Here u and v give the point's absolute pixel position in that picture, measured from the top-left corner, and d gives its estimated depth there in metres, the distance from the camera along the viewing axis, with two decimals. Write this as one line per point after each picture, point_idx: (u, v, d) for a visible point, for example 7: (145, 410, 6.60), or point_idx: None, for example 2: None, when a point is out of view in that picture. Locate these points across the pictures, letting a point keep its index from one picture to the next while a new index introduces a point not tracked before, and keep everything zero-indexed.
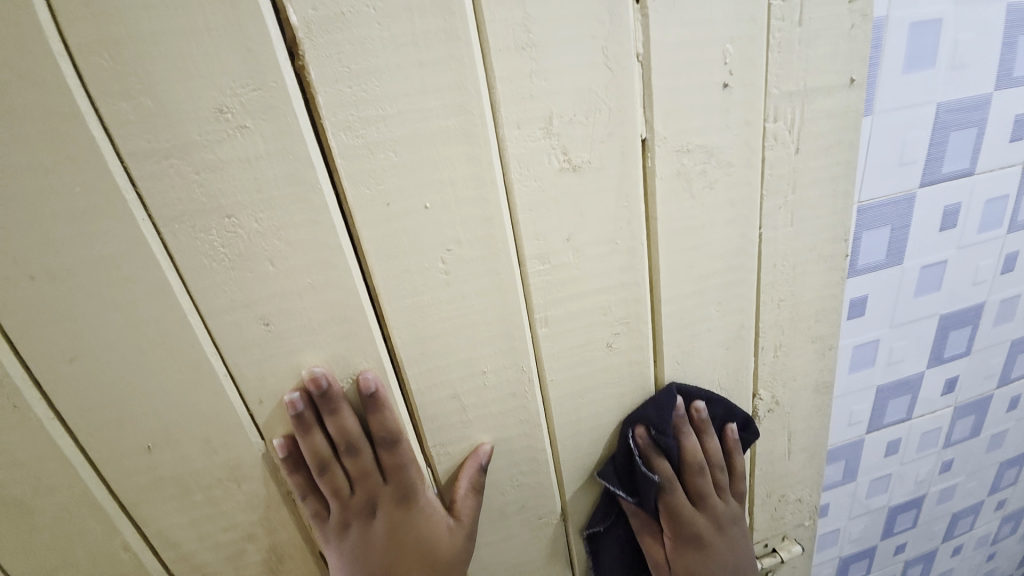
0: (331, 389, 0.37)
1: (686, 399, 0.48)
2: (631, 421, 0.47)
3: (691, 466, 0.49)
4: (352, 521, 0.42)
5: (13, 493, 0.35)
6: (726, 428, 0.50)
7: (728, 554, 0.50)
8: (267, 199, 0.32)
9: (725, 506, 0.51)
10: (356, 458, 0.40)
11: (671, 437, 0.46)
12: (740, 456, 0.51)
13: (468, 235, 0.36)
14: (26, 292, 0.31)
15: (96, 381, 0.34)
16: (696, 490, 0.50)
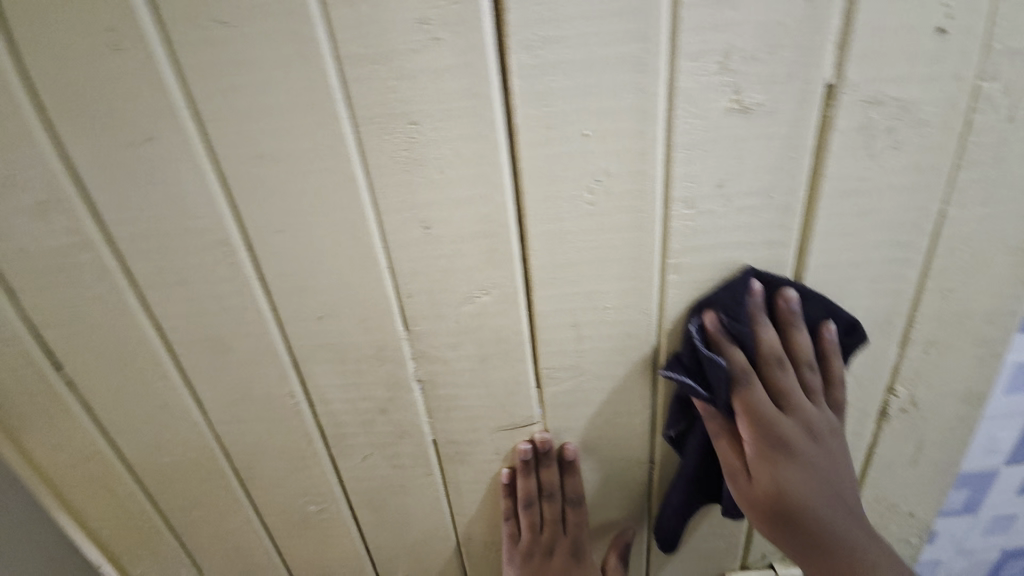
0: (550, 450, 0.50)
1: (772, 289, 0.41)
2: (698, 308, 0.42)
3: (770, 357, 0.42)
4: (532, 550, 0.54)
5: (220, 332, 0.44)
6: (822, 324, 0.42)
7: (826, 467, 0.42)
8: (447, 110, 0.34)
9: (817, 412, 0.42)
10: (552, 505, 0.53)
11: (744, 323, 0.41)
12: (836, 390, 0.43)
13: (620, 168, 0.36)
14: (253, 167, 0.37)
15: (290, 253, 0.40)
16: (780, 387, 0.42)
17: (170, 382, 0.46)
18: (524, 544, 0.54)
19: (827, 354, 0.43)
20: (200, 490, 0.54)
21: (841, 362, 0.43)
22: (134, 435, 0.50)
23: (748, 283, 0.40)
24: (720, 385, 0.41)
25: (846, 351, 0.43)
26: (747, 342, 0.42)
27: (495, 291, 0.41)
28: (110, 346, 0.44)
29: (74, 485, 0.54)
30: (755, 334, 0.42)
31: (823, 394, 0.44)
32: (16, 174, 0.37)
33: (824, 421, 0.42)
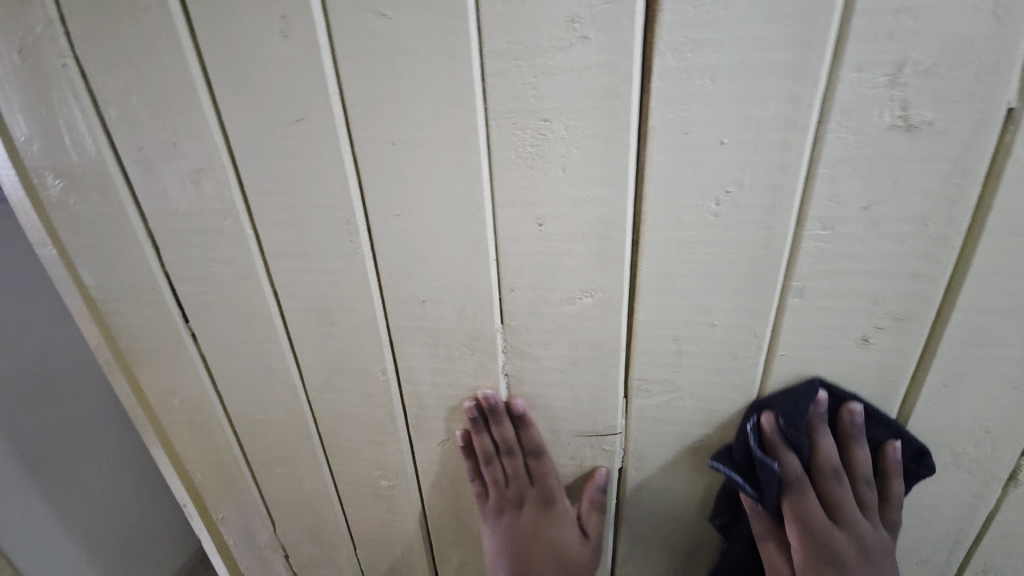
0: (497, 405, 0.48)
1: (836, 399, 0.41)
2: (757, 407, 0.43)
3: (826, 469, 0.43)
4: (495, 496, 0.53)
5: (329, 304, 0.46)
6: (887, 443, 0.42)
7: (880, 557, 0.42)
8: (581, 109, 0.34)
9: (872, 534, 0.43)
10: (514, 459, 0.51)
11: (802, 434, 0.41)
12: (898, 481, 0.43)
13: (754, 180, 0.34)
14: (386, 152, 0.38)
15: (404, 237, 0.41)
16: (835, 500, 0.43)
17: (277, 346, 0.50)
18: (507, 502, 0.53)
19: (887, 464, 0.43)
20: (286, 449, 0.57)
21: (900, 485, 0.43)
22: (239, 390, 0.54)
23: (813, 393, 0.41)
24: (770, 483, 0.42)
25: (907, 474, 0.44)
26: (803, 451, 0.43)
27: (599, 295, 0.41)
28: (233, 306, 0.48)
29: (180, 428, 0.59)
30: (813, 441, 0.43)
31: (879, 512, 0.44)
32: (183, 145, 0.41)
33: (880, 541, 0.43)
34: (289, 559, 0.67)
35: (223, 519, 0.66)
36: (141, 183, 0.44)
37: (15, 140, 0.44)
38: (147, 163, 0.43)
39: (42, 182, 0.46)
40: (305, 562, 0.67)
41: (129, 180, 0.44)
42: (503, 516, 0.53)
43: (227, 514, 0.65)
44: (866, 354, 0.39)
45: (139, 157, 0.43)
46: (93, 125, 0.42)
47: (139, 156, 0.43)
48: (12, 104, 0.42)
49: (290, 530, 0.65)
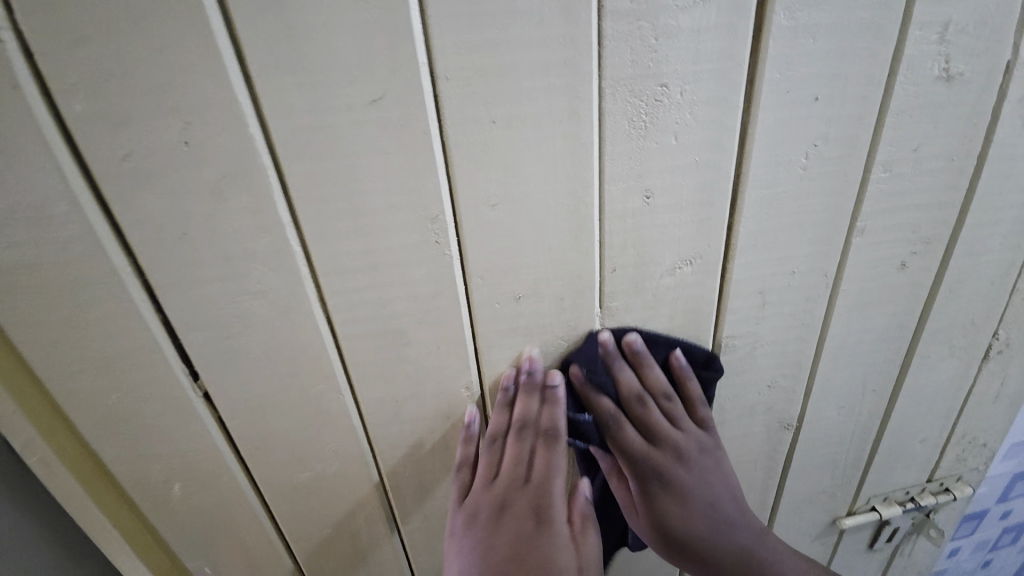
0: (536, 376, 0.44)
1: (618, 332, 0.44)
2: (563, 362, 0.44)
3: (630, 396, 0.46)
4: (474, 502, 0.43)
5: (404, 322, 0.40)
6: (670, 355, 0.45)
7: (711, 472, 0.46)
8: (699, 72, 0.34)
9: (684, 435, 0.46)
10: (520, 443, 0.44)
11: (601, 372, 0.45)
12: (693, 382, 0.46)
13: (836, 133, 0.38)
14: (485, 133, 0.34)
15: (502, 229, 0.37)
16: (653, 384, 0.46)
17: (331, 386, 0.42)
18: (487, 513, 0.43)
19: (684, 384, 0.46)
20: (337, 504, 0.49)
21: (696, 383, 0.46)
22: (274, 451, 0.44)
23: (595, 338, 0.43)
24: (591, 426, 0.46)
25: (701, 380, 0.47)
26: (608, 387, 0.46)
27: (698, 261, 0.41)
28: (270, 347, 0.39)
29: (177, 521, 0.47)
30: (614, 378, 0.46)
31: (688, 413, 0.47)
32: (203, 145, 0.31)
33: (695, 438, 0.46)
34: None
35: None
36: (126, 204, 0.32)
37: None
38: (143, 175, 0.32)
39: None
40: None
41: (104, 201, 0.32)
42: (474, 533, 0.42)
43: None
44: (903, 277, 0.46)
45: (129, 168, 0.31)
46: (38, 128, 0.29)
47: (125, 166, 0.31)
48: None
49: None
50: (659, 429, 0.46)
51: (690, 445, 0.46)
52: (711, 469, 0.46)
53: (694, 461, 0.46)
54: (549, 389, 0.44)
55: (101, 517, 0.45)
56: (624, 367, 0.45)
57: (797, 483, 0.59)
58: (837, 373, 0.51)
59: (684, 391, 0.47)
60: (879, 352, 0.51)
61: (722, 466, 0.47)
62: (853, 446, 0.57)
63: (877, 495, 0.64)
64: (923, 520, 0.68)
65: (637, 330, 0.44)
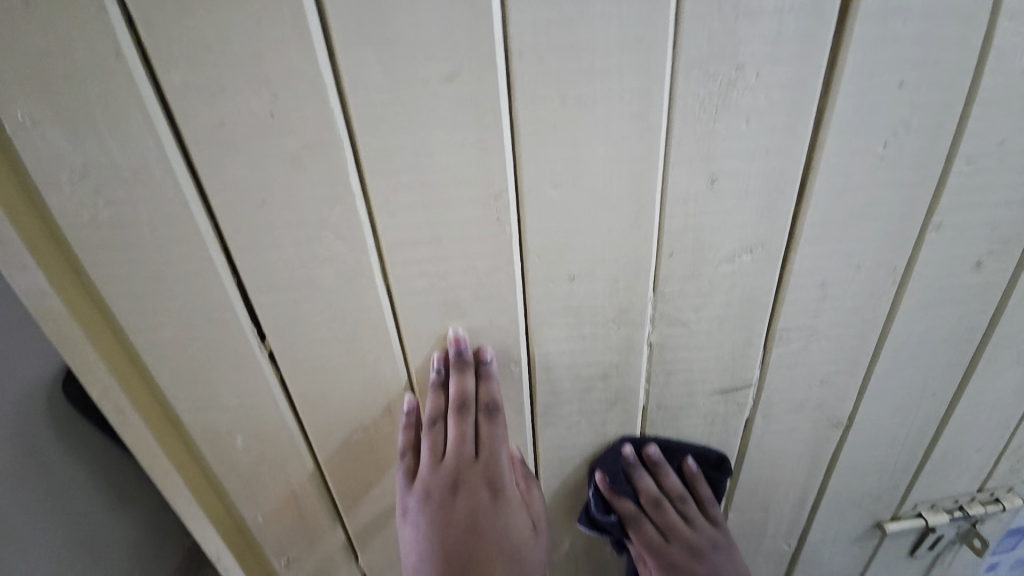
0: (466, 354, 0.43)
1: (637, 444, 0.51)
2: (591, 466, 0.53)
3: (654, 463, 0.52)
4: (429, 483, 0.45)
5: (460, 297, 0.41)
6: (685, 462, 0.53)
7: (727, 568, 0.51)
8: (778, 52, 0.33)
9: (700, 534, 0.52)
10: (462, 425, 0.45)
11: (621, 482, 0.52)
12: (705, 485, 0.53)
13: (919, 121, 0.36)
14: (554, 111, 0.34)
15: (563, 209, 0.38)
16: (670, 488, 0.53)
17: (388, 353, 0.44)
18: (441, 493, 0.45)
19: (697, 487, 0.53)
20: (384, 466, 0.51)
21: (706, 486, 0.53)
22: (329, 412, 0.47)
23: (619, 450, 0.51)
24: (614, 527, 0.53)
25: (711, 479, 0.53)
26: (630, 493, 0.53)
27: (758, 250, 0.40)
28: (334, 313, 0.41)
29: (235, 471, 0.50)
30: (634, 484, 0.52)
31: (704, 512, 0.53)
32: (285, 116, 0.33)
33: (708, 536, 0.52)
34: None
35: (286, 562, 0.58)
36: (213, 171, 0.34)
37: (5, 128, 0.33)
38: (230, 143, 0.34)
39: (48, 181, 0.34)
40: None
41: (193, 167, 0.34)
42: (429, 510, 0.45)
43: (293, 557, 0.58)
44: (976, 277, 0.44)
45: (217, 136, 0.33)
46: (139, 96, 0.32)
47: (213, 135, 0.33)
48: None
49: (377, 555, 0.59)
50: (677, 531, 0.52)
51: (704, 543, 0.52)
52: (727, 563, 0.52)
53: (711, 560, 0.51)
54: (484, 366, 0.44)
55: (165, 464, 0.49)
56: (646, 474, 0.52)
57: (840, 483, 0.57)
58: (894, 373, 0.49)
59: (698, 491, 0.53)
60: (940, 355, 0.49)
61: (735, 564, 0.52)
62: (904, 450, 0.56)
63: (924, 502, 0.62)
64: (969, 529, 0.66)
65: (655, 441, 0.52)
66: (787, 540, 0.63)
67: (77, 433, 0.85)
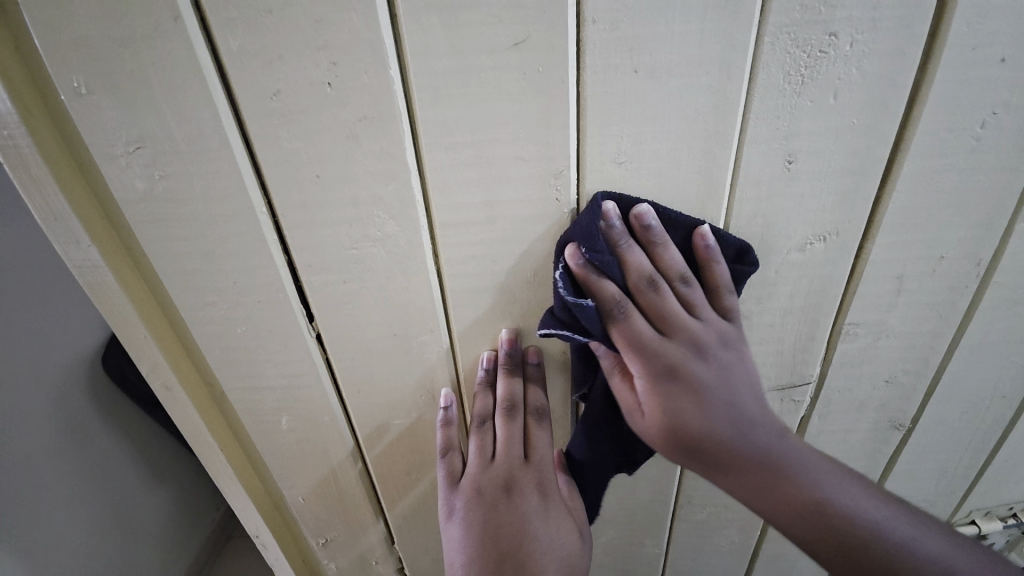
0: (516, 354, 0.43)
1: (624, 204, 0.36)
2: (561, 243, 0.37)
3: (640, 282, 0.37)
4: (478, 482, 0.44)
5: (512, 280, 0.40)
6: (696, 230, 0.36)
7: (736, 374, 0.38)
8: (877, 19, 0.30)
9: (704, 324, 0.38)
10: (510, 425, 0.44)
11: (606, 253, 0.36)
12: (721, 265, 0.37)
13: (1022, 99, 0.33)
14: (625, 83, 0.32)
15: (627, 188, 0.36)
16: (667, 268, 0.37)
17: (434, 337, 0.43)
18: (491, 491, 0.43)
19: (708, 270, 0.37)
20: (425, 450, 0.51)
21: (724, 269, 0.37)
22: (373, 395, 0.46)
23: (598, 208, 0.35)
24: (595, 328, 0.36)
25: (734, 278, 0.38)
26: (615, 270, 0.36)
27: (832, 238, 0.38)
28: (381, 293, 0.40)
29: (278, 452, 0.50)
30: (610, 329, 0.37)
31: (709, 309, 0.38)
32: (342, 87, 0.32)
33: (716, 328, 0.38)
34: (405, 569, 0.62)
35: (324, 543, 0.59)
36: (268, 144, 0.34)
37: (63, 98, 0.32)
38: (287, 115, 0.32)
39: (105, 154, 0.34)
40: (428, 570, 0.62)
41: (249, 140, 0.34)
42: (478, 509, 0.43)
43: (331, 539, 0.58)
44: None
45: (275, 107, 0.32)
46: (198, 66, 0.31)
47: (270, 105, 0.32)
48: (58, 41, 0.30)
49: (413, 541, 0.59)
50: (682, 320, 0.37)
51: (706, 336, 0.38)
52: (737, 388, 0.38)
53: (717, 358, 0.38)
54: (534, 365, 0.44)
55: (209, 444, 0.49)
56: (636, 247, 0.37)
57: (895, 486, 0.55)
58: (966, 374, 0.46)
59: (706, 279, 0.38)
60: (1017, 354, 0.45)
61: (743, 384, 0.38)
62: (966, 455, 0.52)
63: (980, 509, 0.59)
64: (1022, 538, 0.63)
65: (643, 208, 0.36)
66: None
67: (115, 407, 0.87)
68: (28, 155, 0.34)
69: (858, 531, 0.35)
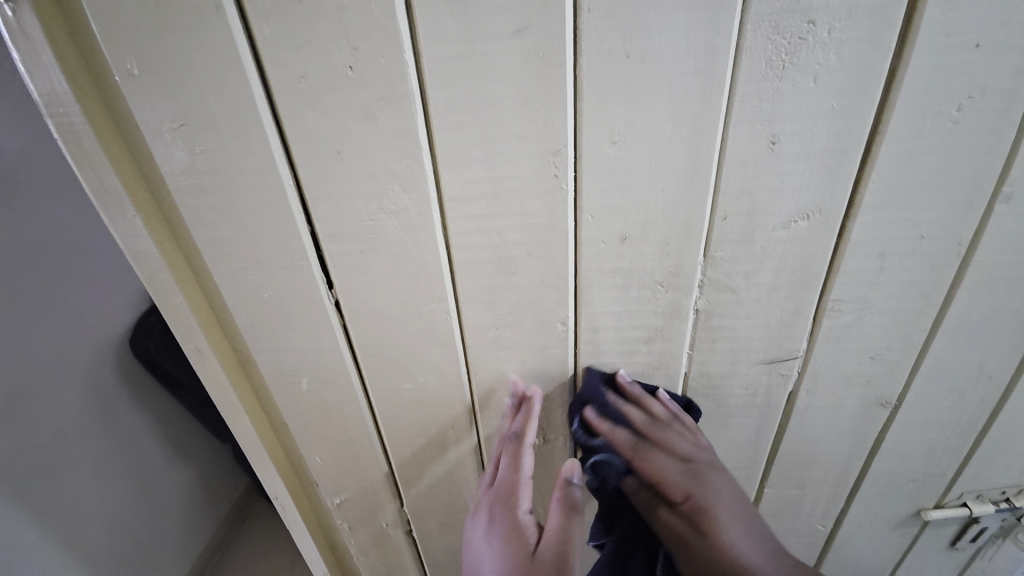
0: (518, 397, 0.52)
1: (608, 380, 0.50)
2: (579, 401, 0.50)
3: (643, 422, 0.48)
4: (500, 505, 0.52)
5: (514, 252, 0.43)
6: (657, 395, 0.50)
7: (736, 490, 0.46)
8: (852, 8, 0.32)
9: (698, 453, 0.47)
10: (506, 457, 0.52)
11: (609, 403, 0.49)
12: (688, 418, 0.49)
13: (996, 84, 0.35)
14: (618, 67, 0.35)
15: (621, 167, 0.39)
16: (654, 411, 0.49)
17: (442, 306, 0.46)
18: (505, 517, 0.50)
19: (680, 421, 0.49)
20: (433, 415, 0.55)
21: (689, 417, 0.50)
22: (385, 360, 0.50)
23: (591, 375, 0.49)
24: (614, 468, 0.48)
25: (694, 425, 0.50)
26: (620, 418, 0.49)
27: (816, 216, 0.40)
28: (394, 263, 0.44)
29: (298, 413, 0.55)
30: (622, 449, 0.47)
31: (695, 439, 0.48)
32: (362, 69, 0.35)
33: (707, 455, 0.47)
34: (412, 531, 0.66)
35: (339, 503, 0.63)
36: (296, 121, 0.37)
37: (116, 80, 0.37)
38: (313, 95, 0.36)
39: (152, 131, 0.38)
40: (434, 532, 0.66)
41: (277, 118, 0.37)
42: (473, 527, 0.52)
43: (345, 498, 0.63)
44: None
45: (302, 87, 0.36)
46: (235, 49, 0.35)
47: (298, 86, 0.36)
48: (118, 28, 0.34)
49: (421, 502, 0.63)
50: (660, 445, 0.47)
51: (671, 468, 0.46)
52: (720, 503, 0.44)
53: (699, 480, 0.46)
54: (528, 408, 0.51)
55: (235, 403, 0.54)
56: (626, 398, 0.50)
57: (883, 465, 0.56)
58: (950, 353, 0.48)
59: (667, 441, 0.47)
60: (1001, 336, 0.47)
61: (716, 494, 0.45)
62: (953, 436, 0.54)
63: (971, 492, 0.60)
64: (1015, 524, 0.64)
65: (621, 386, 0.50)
66: (823, 521, 0.63)
67: None
68: (80, 132, 0.38)
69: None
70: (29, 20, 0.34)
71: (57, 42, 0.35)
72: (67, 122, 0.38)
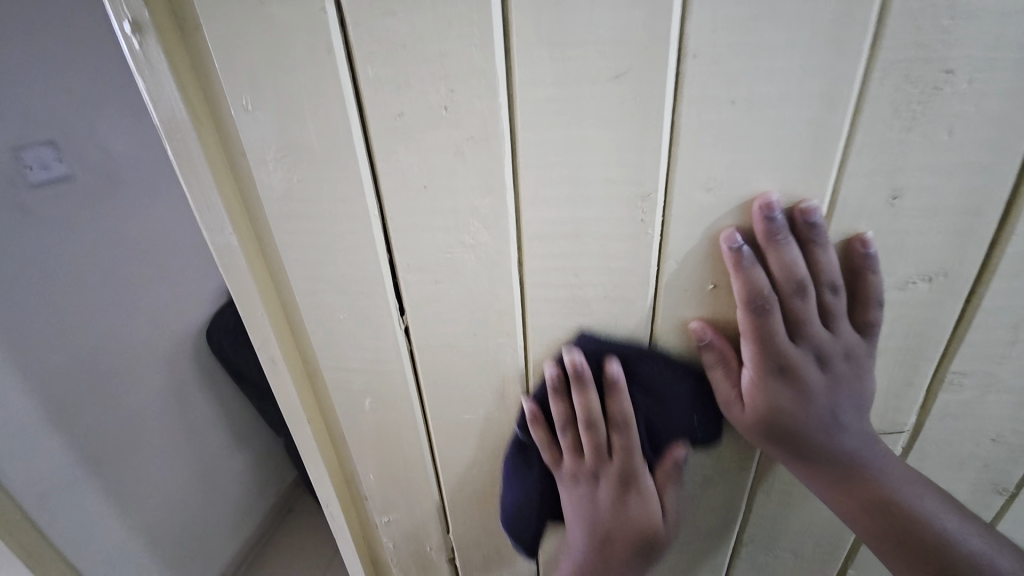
0: (583, 374, 0.44)
1: (598, 356, 0.44)
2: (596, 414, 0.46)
3: (792, 285, 0.37)
4: (578, 483, 0.49)
5: (589, 293, 0.42)
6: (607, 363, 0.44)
7: (846, 389, 0.40)
8: (995, 58, 0.29)
9: (837, 338, 0.39)
10: (589, 438, 0.46)
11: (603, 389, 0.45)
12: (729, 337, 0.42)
13: None
14: (724, 113, 0.33)
15: (715, 213, 0.37)
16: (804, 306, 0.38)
17: (509, 341, 0.46)
18: (609, 524, 0.48)
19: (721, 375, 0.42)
20: (488, 448, 0.54)
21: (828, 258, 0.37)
22: (448, 388, 0.50)
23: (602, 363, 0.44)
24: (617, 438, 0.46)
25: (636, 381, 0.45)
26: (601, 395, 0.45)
27: (940, 279, 0.37)
28: (466, 296, 0.44)
29: (359, 431, 0.56)
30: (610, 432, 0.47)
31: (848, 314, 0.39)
32: (456, 110, 0.36)
33: (845, 344, 0.39)
34: (455, 559, 0.65)
35: (387, 521, 0.63)
36: (388, 155, 0.38)
37: (230, 112, 0.40)
38: (408, 133, 0.37)
39: (259, 160, 0.41)
40: (478, 564, 0.65)
41: (370, 151, 0.39)
42: (578, 490, 0.49)
43: (393, 518, 0.63)
44: None
45: (397, 125, 0.37)
46: (339, 88, 0.36)
47: (394, 124, 0.37)
48: (238, 67, 0.37)
49: (468, 532, 0.62)
50: (797, 369, 0.40)
51: (837, 356, 0.40)
52: (849, 379, 0.40)
53: (837, 369, 0.40)
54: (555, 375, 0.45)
55: (302, 415, 0.55)
56: (735, 280, 0.38)
57: None
58: None
59: (860, 287, 0.38)
60: None
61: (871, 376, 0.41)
62: None
63: None
64: None
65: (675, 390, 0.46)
66: None
67: None
68: (192, 156, 0.41)
69: (933, 534, 0.40)
70: (154, 53, 0.37)
71: (181, 77, 0.38)
72: (183, 147, 0.40)
